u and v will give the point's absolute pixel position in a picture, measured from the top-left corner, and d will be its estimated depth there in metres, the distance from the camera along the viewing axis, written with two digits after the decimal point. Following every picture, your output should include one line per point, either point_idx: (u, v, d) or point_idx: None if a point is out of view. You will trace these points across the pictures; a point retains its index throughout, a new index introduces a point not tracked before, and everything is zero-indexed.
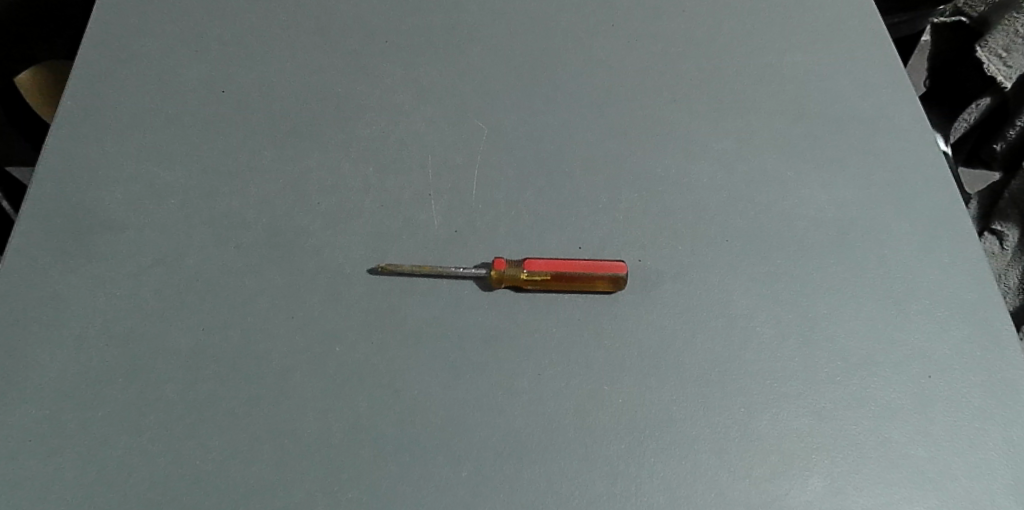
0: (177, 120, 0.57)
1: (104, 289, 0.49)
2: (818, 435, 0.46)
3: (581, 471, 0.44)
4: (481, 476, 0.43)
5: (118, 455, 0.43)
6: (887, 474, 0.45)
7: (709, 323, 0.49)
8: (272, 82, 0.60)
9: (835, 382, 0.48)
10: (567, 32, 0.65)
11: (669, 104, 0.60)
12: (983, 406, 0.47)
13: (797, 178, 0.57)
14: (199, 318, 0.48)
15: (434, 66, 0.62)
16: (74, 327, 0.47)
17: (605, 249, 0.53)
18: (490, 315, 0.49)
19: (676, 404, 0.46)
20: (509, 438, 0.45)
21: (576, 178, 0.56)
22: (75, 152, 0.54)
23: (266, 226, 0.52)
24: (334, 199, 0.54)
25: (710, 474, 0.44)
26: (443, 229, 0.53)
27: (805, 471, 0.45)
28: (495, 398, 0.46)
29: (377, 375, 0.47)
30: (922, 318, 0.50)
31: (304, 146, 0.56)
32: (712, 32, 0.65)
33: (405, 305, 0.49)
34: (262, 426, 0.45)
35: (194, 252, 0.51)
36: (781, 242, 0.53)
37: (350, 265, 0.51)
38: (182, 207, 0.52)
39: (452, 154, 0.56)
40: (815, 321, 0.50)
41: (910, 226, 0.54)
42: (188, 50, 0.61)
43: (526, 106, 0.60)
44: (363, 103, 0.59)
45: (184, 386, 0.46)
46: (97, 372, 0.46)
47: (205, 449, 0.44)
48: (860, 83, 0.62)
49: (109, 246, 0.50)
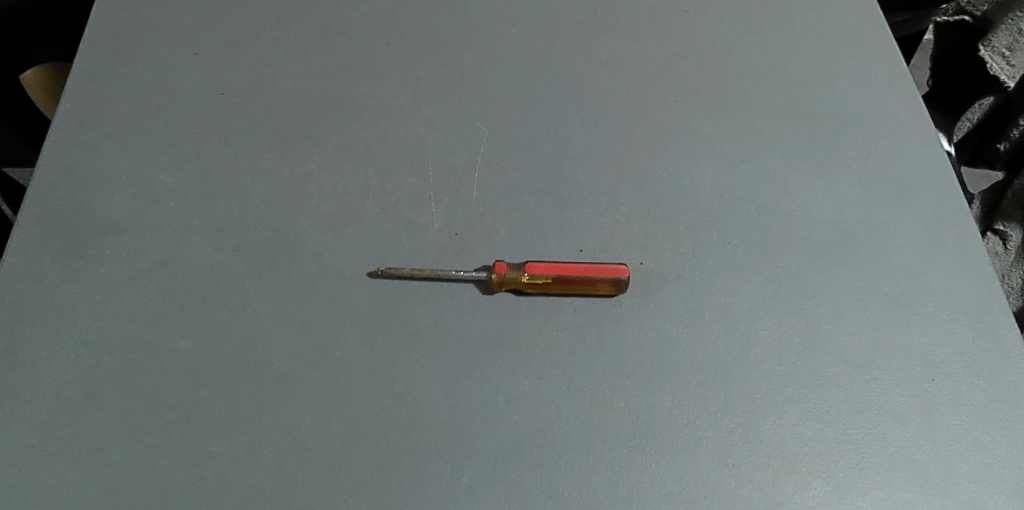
0: (175, 123, 0.57)
1: (105, 294, 0.49)
2: (821, 439, 0.46)
3: (582, 477, 0.44)
4: (483, 482, 0.43)
5: (118, 459, 0.43)
6: (890, 479, 0.45)
7: (709, 327, 0.50)
8: (271, 84, 0.60)
9: (838, 386, 0.48)
10: (569, 29, 0.65)
11: (671, 103, 0.60)
12: (986, 410, 0.47)
13: (798, 180, 0.56)
14: (199, 323, 0.48)
15: (435, 67, 0.61)
16: (74, 331, 0.47)
17: (605, 252, 0.53)
18: (491, 319, 0.49)
19: (677, 409, 0.47)
20: (510, 444, 0.45)
21: (577, 179, 0.56)
22: (75, 154, 0.54)
23: (267, 230, 0.52)
24: (335, 202, 0.54)
25: (713, 480, 0.44)
26: (443, 231, 0.53)
27: (807, 476, 0.45)
28: (496, 402, 0.46)
29: (379, 380, 0.47)
30: (922, 322, 0.51)
31: (303, 147, 0.56)
32: (715, 29, 0.65)
33: (405, 309, 0.49)
34: (262, 430, 0.45)
35: (194, 256, 0.51)
36: (782, 245, 0.53)
37: (349, 269, 0.51)
38: (182, 213, 0.52)
39: (452, 154, 0.56)
40: (817, 324, 0.50)
41: (911, 229, 0.55)
42: (185, 49, 0.61)
43: (527, 106, 0.59)
44: (362, 106, 0.59)
45: (185, 391, 0.46)
46: (96, 377, 0.46)
47: (207, 455, 0.44)
48: (863, 83, 0.62)
49: (110, 251, 0.51)
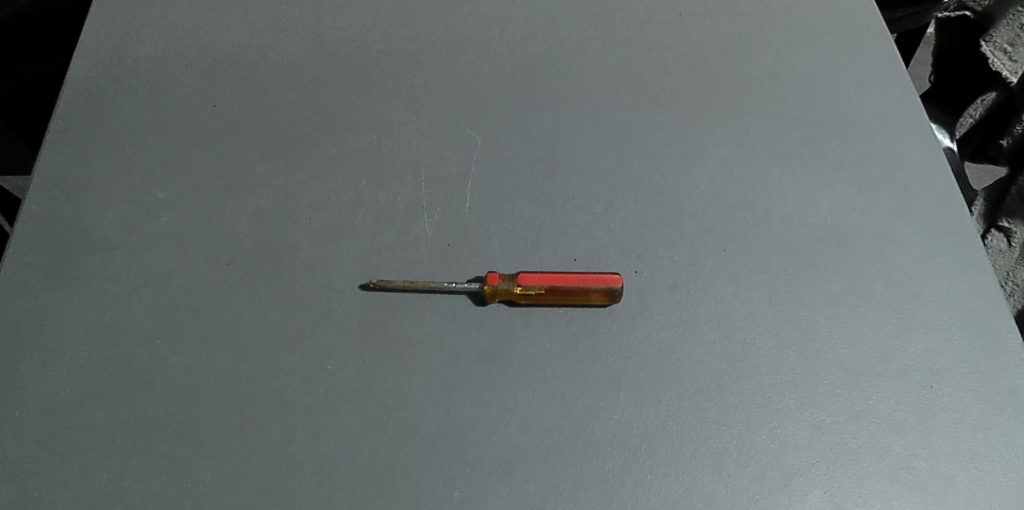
0: (167, 137, 0.57)
1: (98, 310, 0.49)
2: (818, 449, 0.46)
3: (575, 490, 0.44)
4: (476, 496, 0.43)
5: (110, 477, 0.43)
6: (888, 488, 0.45)
7: (704, 336, 0.49)
8: (264, 95, 0.59)
9: (835, 394, 0.48)
10: (564, 34, 0.64)
11: (667, 109, 0.60)
12: (986, 417, 0.47)
13: (794, 184, 0.56)
14: (192, 339, 0.48)
15: (428, 75, 0.61)
16: (66, 349, 0.47)
17: (601, 261, 0.52)
18: (484, 331, 0.49)
19: (672, 420, 0.46)
20: (503, 457, 0.45)
21: (572, 188, 0.56)
22: (68, 170, 0.54)
23: (259, 244, 0.52)
24: (328, 214, 0.53)
25: (708, 492, 0.44)
26: (436, 242, 0.52)
27: (804, 486, 0.45)
28: (489, 415, 0.46)
29: (371, 394, 0.46)
30: (921, 329, 0.50)
31: (295, 159, 0.56)
32: (709, 32, 0.64)
33: (398, 322, 0.49)
34: (254, 446, 0.45)
35: (187, 270, 0.51)
36: (779, 250, 0.53)
37: (341, 282, 0.50)
38: (175, 226, 0.52)
39: (446, 164, 0.56)
40: (814, 332, 0.50)
41: (910, 233, 0.54)
42: (178, 62, 0.61)
43: (522, 114, 0.59)
44: (355, 116, 0.58)
45: (178, 408, 0.46)
46: (89, 395, 0.46)
47: (200, 472, 0.44)
48: (860, 85, 0.61)
49: (104, 266, 0.50)
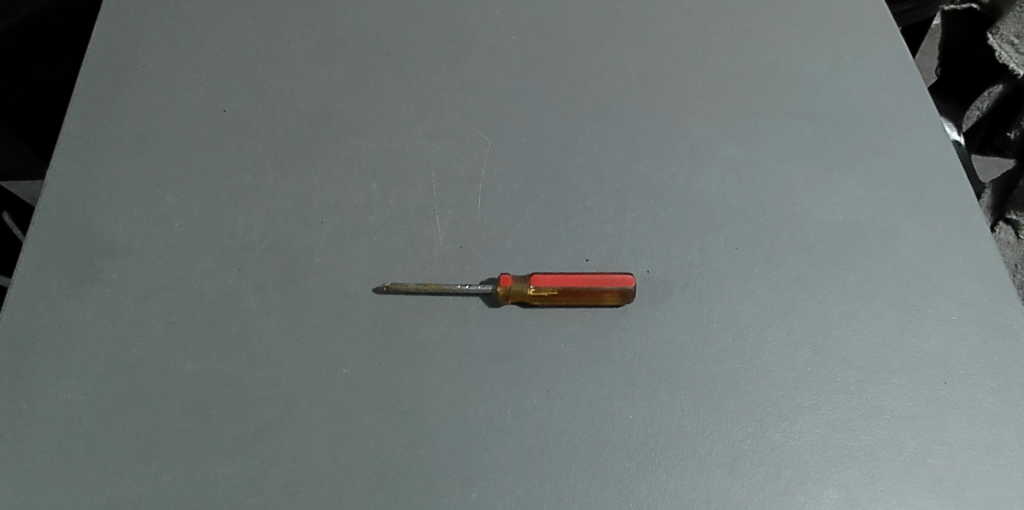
0: (177, 142, 0.57)
1: (113, 316, 0.49)
2: (833, 446, 0.46)
3: (592, 489, 0.44)
4: (492, 497, 0.43)
5: (129, 482, 0.44)
6: (903, 485, 0.45)
7: (719, 335, 0.49)
8: (274, 100, 0.59)
9: (849, 391, 0.48)
10: (573, 34, 0.64)
11: (677, 108, 0.60)
12: (1000, 413, 0.47)
13: (805, 182, 0.56)
14: (205, 344, 0.48)
15: (437, 77, 0.61)
16: (82, 355, 0.47)
17: (613, 261, 0.52)
18: (498, 333, 0.49)
19: (686, 419, 0.46)
20: (519, 459, 0.45)
21: (583, 187, 0.56)
22: (80, 177, 0.54)
23: (272, 249, 0.52)
24: (339, 218, 0.53)
25: (724, 490, 0.44)
26: (448, 245, 0.52)
27: (820, 483, 0.45)
28: (505, 417, 0.46)
29: (387, 396, 0.47)
30: (934, 325, 0.50)
31: (305, 163, 0.56)
32: (718, 31, 0.64)
33: (411, 325, 0.49)
34: (271, 449, 0.45)
35: (200, 275, 0.51)
36: (792, 248, 0.53)
37: (354, 286, 0.51)
38: (187, 232, 0.53)
39: (456, 165, 0.56)
40: (826, 331, 0.50)
41: (922, 228, 0.54)
42: (186, 67, 0.61)
43: (532, 113, 0.59)
44: (365, 118, 0.58)
45: (194, 412, 0.46)
46: (106, 401, 0.46)
47: (218, 476, 0.44)
48: (870, 80, 0.61)
49: (118, 272, 0.51)
